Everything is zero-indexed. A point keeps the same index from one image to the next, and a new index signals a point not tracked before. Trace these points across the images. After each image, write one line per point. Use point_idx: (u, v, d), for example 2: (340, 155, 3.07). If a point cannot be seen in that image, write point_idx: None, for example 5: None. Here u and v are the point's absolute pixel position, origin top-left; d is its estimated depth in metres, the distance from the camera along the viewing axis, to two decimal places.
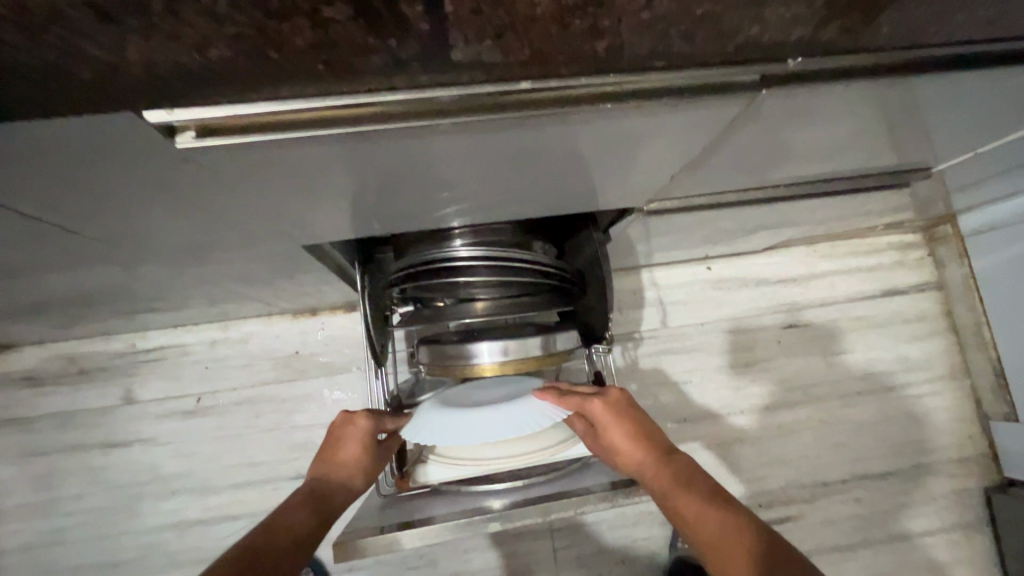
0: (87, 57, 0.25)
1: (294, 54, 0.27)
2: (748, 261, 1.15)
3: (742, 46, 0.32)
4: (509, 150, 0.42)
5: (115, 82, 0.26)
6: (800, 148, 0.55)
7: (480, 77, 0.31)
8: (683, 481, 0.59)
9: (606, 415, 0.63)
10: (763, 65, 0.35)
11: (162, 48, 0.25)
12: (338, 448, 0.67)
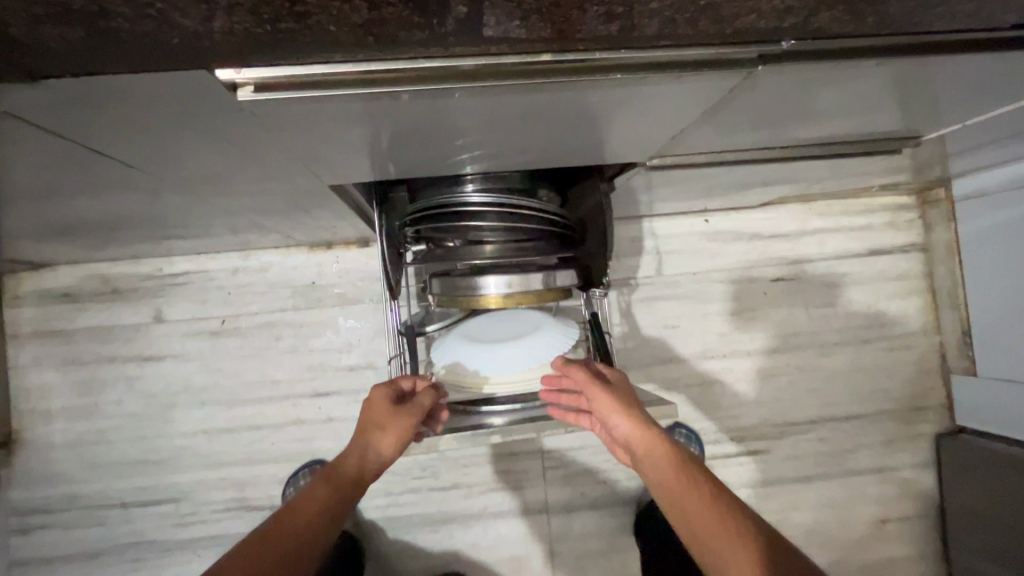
0: (173, 28, 0.29)
1: (347, 28, 0.31)
2: (745, 215, 1.19)
3: (741, 29, 0.35)
4: (529, 110, 0.46)
5: (184, 55, 0.31)
6: (798, 118, 0.58)
7: (506, 51, 0.35)
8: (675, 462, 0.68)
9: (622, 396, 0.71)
10: (757, 46, 0.38)
11: (227, 20, 0.29)
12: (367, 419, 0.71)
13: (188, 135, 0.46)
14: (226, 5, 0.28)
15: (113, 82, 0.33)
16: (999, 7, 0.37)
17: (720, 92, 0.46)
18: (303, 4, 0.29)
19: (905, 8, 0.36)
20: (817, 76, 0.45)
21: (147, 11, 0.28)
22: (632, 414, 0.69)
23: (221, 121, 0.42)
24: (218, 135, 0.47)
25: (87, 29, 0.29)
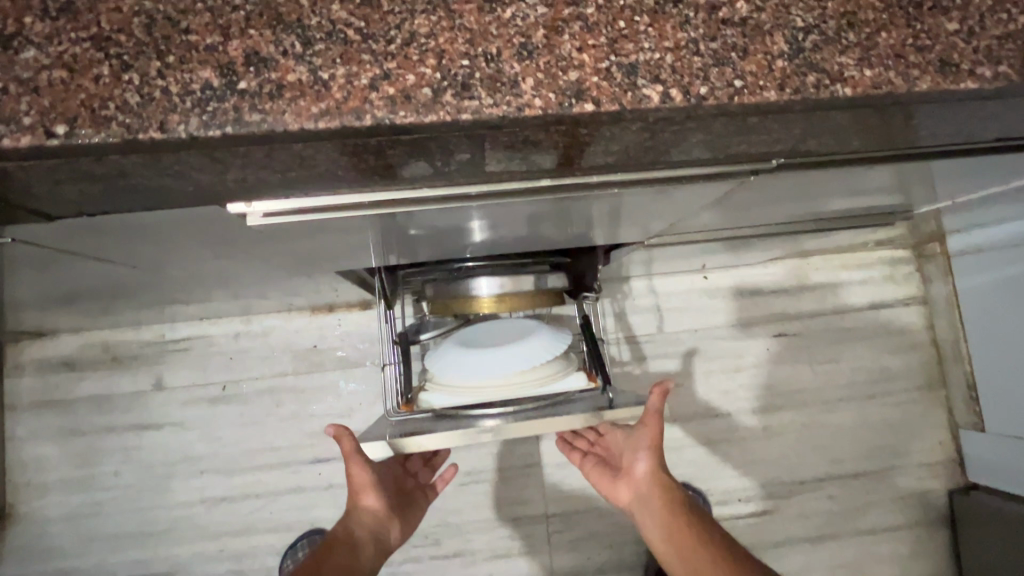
0: (194, 177, 0.31)
1: (355, 169, 0.32)
2: (744, 271, 1.20)
3: (732, 153, 0.37)
4: (529, 215, 0.48)
5: (198, 189, 0.32)
6: (790, 204, 0.60)
7: (509, 178, 0.37)
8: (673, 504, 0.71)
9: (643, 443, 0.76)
10: (749, 164, 0.40)
11: (249, 170, 0.31)
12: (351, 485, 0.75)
13: (195, 239, 0.47)
14: (243, 161, 0.30)
15: (130, 216, 0.35)
16: (981, 127, 0.38)
17: (713, 196, 0.47)
18: (317, 159, 0.31)
19: (887, 134, 0.37)
20: (813, 176, 0.45)
21: (176, 166, 0.30)
22: (658, 458, 0.74)
23: (226, 233, 0.43)
24: (224, 239, 0.48)
25: (116, 181, 0.30)
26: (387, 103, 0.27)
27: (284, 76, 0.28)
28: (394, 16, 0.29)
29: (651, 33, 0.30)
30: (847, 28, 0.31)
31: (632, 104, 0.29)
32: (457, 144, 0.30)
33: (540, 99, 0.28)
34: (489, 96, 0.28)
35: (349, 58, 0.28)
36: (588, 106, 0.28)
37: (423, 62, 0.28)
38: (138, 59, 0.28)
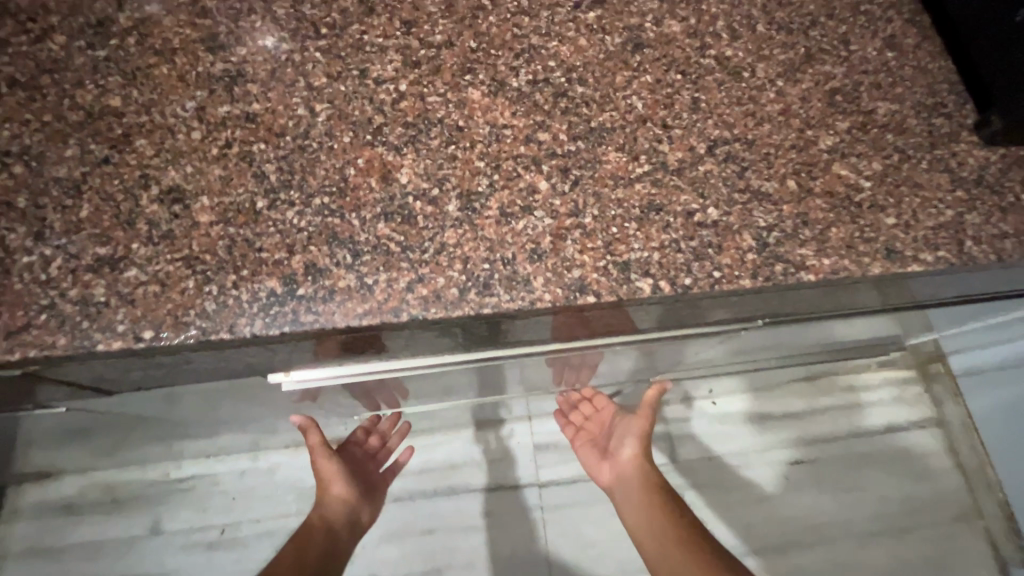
0: (283, 347, 0.40)
1: (407, 337, 0.42)
2: (751, 395, 1.20)
3: (708, 319, 0.48)
4: (538, 362, 0.53)
5: (296, 355, 0.42)
6: (769, 344, 0.67)
7: (527, 338, 0.46)
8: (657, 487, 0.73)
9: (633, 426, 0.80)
10: (723, 325, 0.50)
11: (343, 345, 0.42)
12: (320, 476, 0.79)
13: (225, 388, 0.52)
14: (328, 338, 0.40)
15: (190, 359, 0.40)
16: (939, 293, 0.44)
17: (694, 342, 0.55)
18: (377, 334, 0.40)
19: (829, 301, 0.48)
20: (768, 330, 0.56)
21: (277, 345, 0.40)
22: (644, 446, 0.78)
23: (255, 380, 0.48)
24: (251, 386, 0.53)
25: (222, 350, 0.39)
26: (422, 302, 0.39)
27: (336, 282, 0.39)
28: (427, 231, 0.41)
29: (639, 236, 0.41)
30: (801, 225, 0.42)
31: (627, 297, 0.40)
32: (483, 311, 0.39)
33: (551, 294, 0.39)
34: (508, 292, 0.39)
35: (392, 266, 0.40)
36: (591, 297, 0.40)
37: (452, 267, 0.40)
38: (217, 276, 0.39)
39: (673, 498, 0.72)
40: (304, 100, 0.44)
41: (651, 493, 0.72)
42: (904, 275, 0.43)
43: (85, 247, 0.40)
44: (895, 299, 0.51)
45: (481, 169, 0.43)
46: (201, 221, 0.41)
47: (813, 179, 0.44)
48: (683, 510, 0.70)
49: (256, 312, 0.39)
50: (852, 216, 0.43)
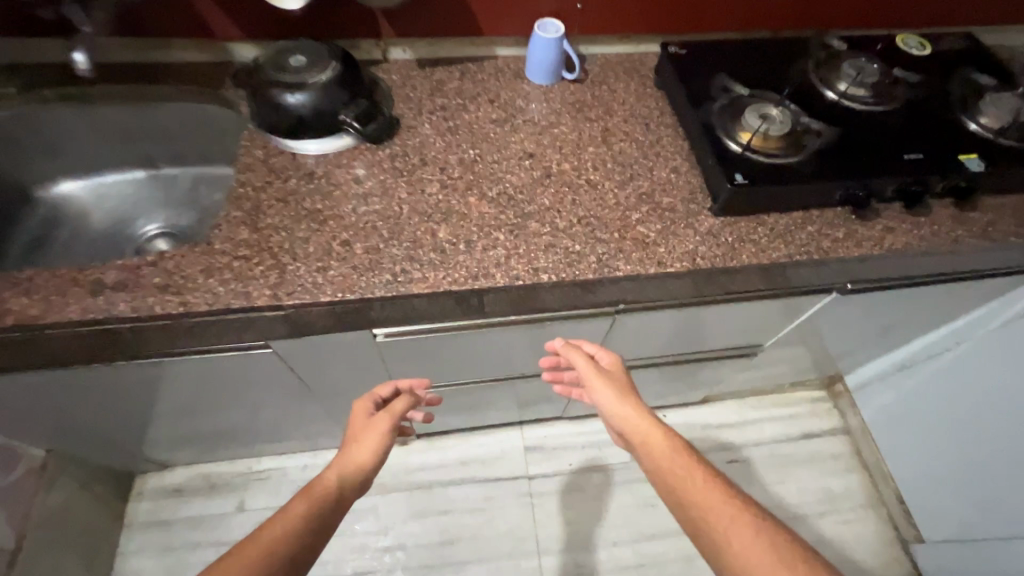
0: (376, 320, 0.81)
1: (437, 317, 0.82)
2: (693, 411, 1.55)
3: (592, 311, 0.85)
4: (503, 341, 0.91)
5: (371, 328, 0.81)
6: (661, 347, 1.04)
7: (490, 323, 0.83)
8: (665, 450, 0.68)
9: (603, 389, 0.76)
10: (603, 316, 0.87)
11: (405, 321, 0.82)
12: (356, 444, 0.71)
13: (331, 369, 0.91)
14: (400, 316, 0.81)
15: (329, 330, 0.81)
16: (712, 291, 0.84)
17: (596, 333, 0.92)
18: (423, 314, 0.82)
19: (661, 303, 0.85)
20: (642, 325, 0.92)
21: None
22: (627, 400, 0.74)
23: (340, 355, 0.86)
24: (337, 364, 0.91)
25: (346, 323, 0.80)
26: None
27: None
28: None
29: None
30: None
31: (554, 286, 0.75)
32: None
33: None
34: None
35: None
36: None
37: None
38: None
39: (687, 456, 0.67)
40: (383, 187, 0.81)
41: (663, 460, 0.67)
42: (696, 275, 0.79)
43: (259, 259, 0.72)
44: (707, 303, 0.87)
45: (479, 223, 0.79)
46: (325, 245, 0.75)
47: (658, 223, 0.81)
48: (700, 469, 0.65)
49: (357, 290, 0.71)
50: (680, 241, 0.79)
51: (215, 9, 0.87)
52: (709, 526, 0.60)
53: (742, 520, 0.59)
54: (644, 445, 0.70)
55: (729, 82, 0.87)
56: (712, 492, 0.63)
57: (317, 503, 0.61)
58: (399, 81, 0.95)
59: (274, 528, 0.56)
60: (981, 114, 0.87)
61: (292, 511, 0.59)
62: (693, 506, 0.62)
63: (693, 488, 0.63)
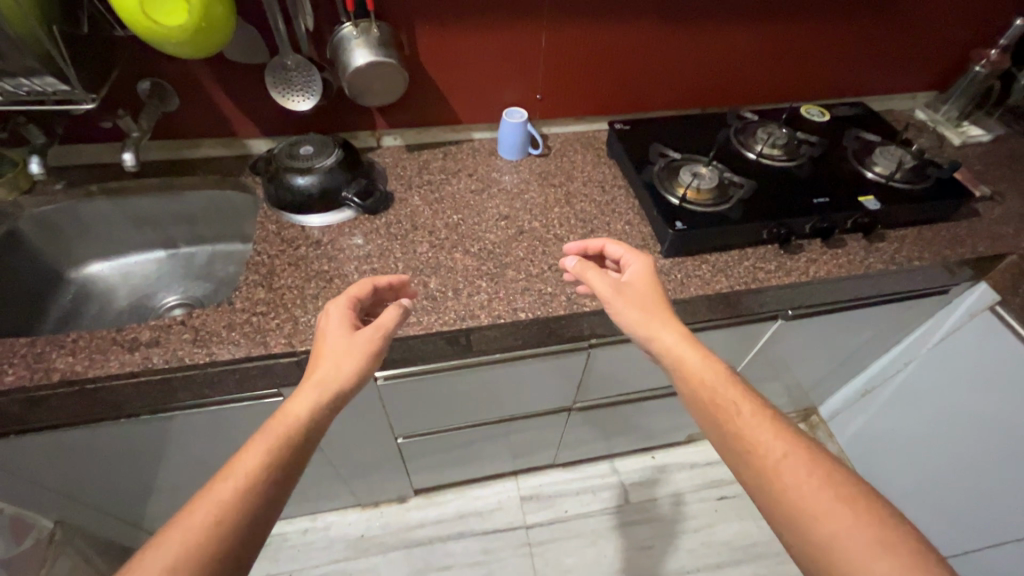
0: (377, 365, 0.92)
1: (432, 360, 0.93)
2: (681, 450, 1.62)
3: (568, 344, 0.97)
4: (494, 378, 1.02)
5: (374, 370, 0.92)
6: (637, 380, 1.16)
7: (479, 358, 0.95)
8: (715, 381, 0.67)
9: (631, 308, 0.75)
10: (578, 348, 0.99)
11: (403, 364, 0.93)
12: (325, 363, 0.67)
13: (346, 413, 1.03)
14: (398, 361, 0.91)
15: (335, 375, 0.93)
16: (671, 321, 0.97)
17: (574, 366, 1.04)
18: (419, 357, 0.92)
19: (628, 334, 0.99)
20: (616, 356, 1.05)
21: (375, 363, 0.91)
22: (659, 321, 0.74)
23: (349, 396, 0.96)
24: (352, 408, 1.01)
25: None
26: None
27: None
28: None
29: None
30: None
31: (532, 322, 0.86)
32: None
33: None
34: None
35: None
36: None
37: None
38: None
39: (740, 393, 0.66)
40: (381, 249, 0.95)
41: (711, 387, 0.66)
42: None
43: (275, 314, 0.84)
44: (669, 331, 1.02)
45: (464, 273, 0.92)
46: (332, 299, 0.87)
47: None
48: (758, 408, 0.64)
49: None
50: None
51: (235, 112, 1.03)
52: (756, 458, 0.60)
53: (796, 456, 0.58)
54: (689, 372, 0.69)
55: (665, 149, 1.06)
56: (763, 426, 0.62)
57: (276, 448, 0.58)
58: (391, 163, 1.12)
59: (225, 485, 0.54)
60: (872, 165, 1.06)
61: (252, 455, 0.56)
62: (744, 439, 0.61)
63: (741, 421, 0.63)
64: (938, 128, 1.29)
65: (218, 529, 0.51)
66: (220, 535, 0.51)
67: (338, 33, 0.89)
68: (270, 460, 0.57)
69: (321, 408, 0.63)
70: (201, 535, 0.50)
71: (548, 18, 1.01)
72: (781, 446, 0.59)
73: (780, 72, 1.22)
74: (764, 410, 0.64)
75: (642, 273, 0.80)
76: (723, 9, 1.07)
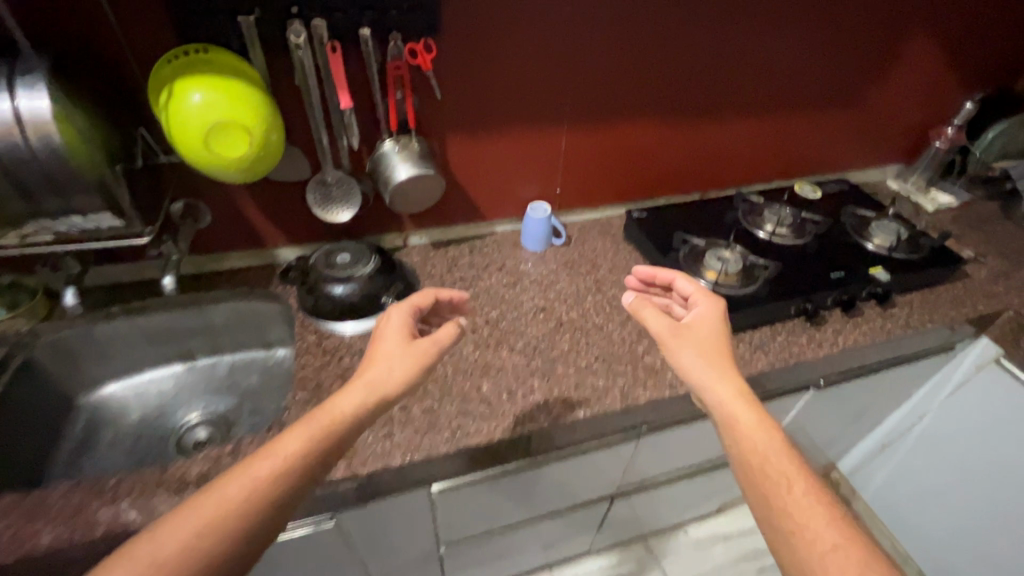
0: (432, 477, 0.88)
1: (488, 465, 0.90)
2: (711, 522, 1.59)
3: (621, 436, 0.97)
4: (544, 478, 0.99)
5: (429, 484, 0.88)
6: (680, 461, 1.15)
7: (532, 462, 0.93)
8: (774, 447, 0.63)
9: (684, 351, 0.74)
10: (629, 438, 0.98)
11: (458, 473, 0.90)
12: (376, 364, 0.73)
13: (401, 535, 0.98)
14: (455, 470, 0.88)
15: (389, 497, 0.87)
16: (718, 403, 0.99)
17: (623, 456, 1.03)
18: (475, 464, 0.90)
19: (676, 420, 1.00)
20: (665, 442, 1.05)
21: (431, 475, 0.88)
22: (715, 368, 0.71)
23: (399, 516, 0.91)
24: (402, 528, 0.96)
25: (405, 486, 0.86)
26: None
27: None
28: None
29: None
30: None
31: (591, 419, 0.86)
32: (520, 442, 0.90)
33: None
34: None
35: None
36: None
37: None
38: None
39: (798, 467, 0.62)
40: None
41: (762, 447, 0.63)
42: None
43: None
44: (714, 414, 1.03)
45: (514, 372, 0.92)
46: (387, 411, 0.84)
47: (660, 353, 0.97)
48: (816, 485, 0.60)
49: (423, 449, 0.80)
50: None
51: (267, 224, 1.03)
52: (800, 546, 0.56)
53: (846, 552, 0.54)
54: (743, 427, 0.65)
55: (687, 238, 1.11)
56: (816, 509, 0.58)
57: (317, 440, 0.63)
58: (422, 261, 1.14)
59: (263, 464, 0.59)
60: (871, 238, 1.15)
61: (295, 442, 0.62)
62: (788, 519, 0.58)
63: (789, 498, 0.59)
64: (912, 197, 1.43)
65: (248, 507, 0.57)
66: (249, 514, 0.56)
67: (380, 148, 0.93)
68: (308, 452, 0.62)
69: (364, 407, 0.68)
70: (226, 515, 0.55)
71: (568, 123, 1.08)
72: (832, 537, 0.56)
73: (771, 155, 1.33)
74: (819, 494, 0.59)
75: (709, 324, 0.77)
76: (721, 107, 1.18)
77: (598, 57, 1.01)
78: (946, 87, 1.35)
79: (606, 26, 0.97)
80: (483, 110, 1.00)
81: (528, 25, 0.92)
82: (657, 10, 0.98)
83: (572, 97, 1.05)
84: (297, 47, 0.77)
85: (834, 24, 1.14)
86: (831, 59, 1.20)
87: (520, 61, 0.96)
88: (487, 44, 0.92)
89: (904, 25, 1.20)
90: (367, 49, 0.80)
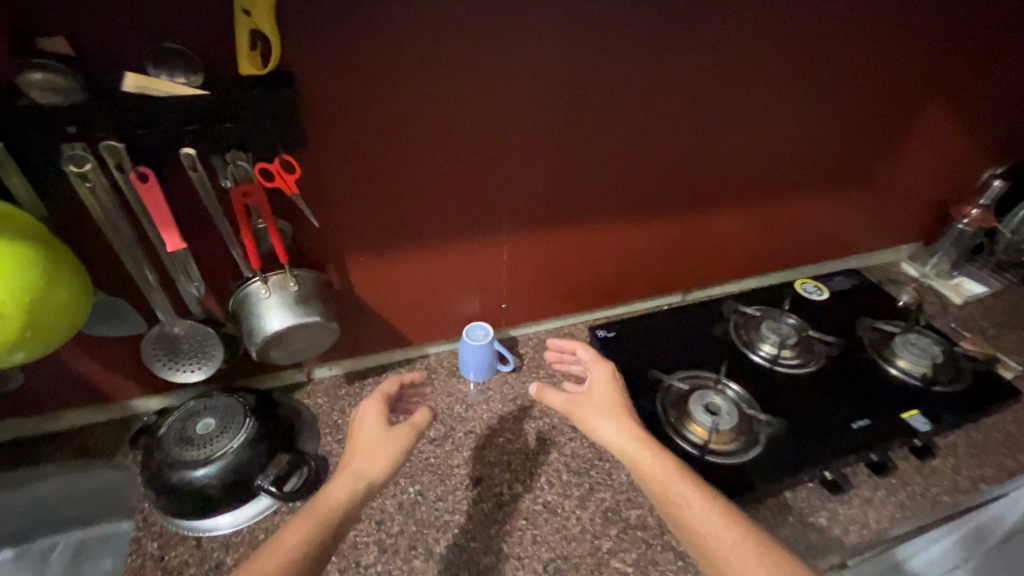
0: None
1: None
2: None
3: None
4: None
5: None
6: None
7: None
8: (670, 479, 0.65)
9: (580, 408, 0.75)
10: None
11: None
12: (357, 444, 0.70)
13: None
14: None
15: None
16: None
17: None
18: None
19: None
20: None
21: None
22: (618, 419, 0.72)
23: None
24: None
25: None
26: None
27: None
28: None
29: None
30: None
31: None
32: None
33: None
34: None
35: None
36: None
37: None
38: None
39: (703, 493, 0.63)
40: None
41: (663, 483, 0.65)
42: None
43: None
44: None
45: None
46: None
47: (633, 553, 0.71)
48: (721, 504, 0.63)
49: None
50: (661, 574, 0.69)
51: (112, 377, 0.78)
52: (716, 556, 0.58)
53: (751, 552, 0.58)
54: (645, 475, 0.66)
55: (667, 376, 0.85)
56: (722, 523, 0.60)
57: (316, 529, 0.59)
58: (327, 407, 0.89)
59: (265, 562, 0.55)
60: (897, 358, 0.91)
61: (295, 529, 0.59)
62: (702, 539, 0.60)
63: (695, 517, 0.61)
64: (934, 285, 1.21)
65: None
66: None
67: (245, 287, 0.68)
68: (307, 539, 0.58)
69: (361, 489, 0.64)
70: None
71: (510, 231, 0.85)
72: (732, 544, 0.59)
73: (765, 246, 1.11)
74: (714, 501, 0.63)
75: (602, 380, 0.76)
76: (703, 199, 0.96)
77: (543, 155, 0.78)
78: (970, 161, 1.14)
79: (551, 118, 0.75)
80: (395, 226, 0.76)
81: (444, 125, 0.69)
82: (616, 97, 0.76)
83: (514, 202, 0.81)
84: (83, 178, 0.53)
85: (835, 99, 0.93)
86: (833, 139, 0.99)
87: (438, 167, 0.73)
88: (388, 150, 0.68)
89: (917, 96, 1.00)
90: (195, 172, 0.57)
